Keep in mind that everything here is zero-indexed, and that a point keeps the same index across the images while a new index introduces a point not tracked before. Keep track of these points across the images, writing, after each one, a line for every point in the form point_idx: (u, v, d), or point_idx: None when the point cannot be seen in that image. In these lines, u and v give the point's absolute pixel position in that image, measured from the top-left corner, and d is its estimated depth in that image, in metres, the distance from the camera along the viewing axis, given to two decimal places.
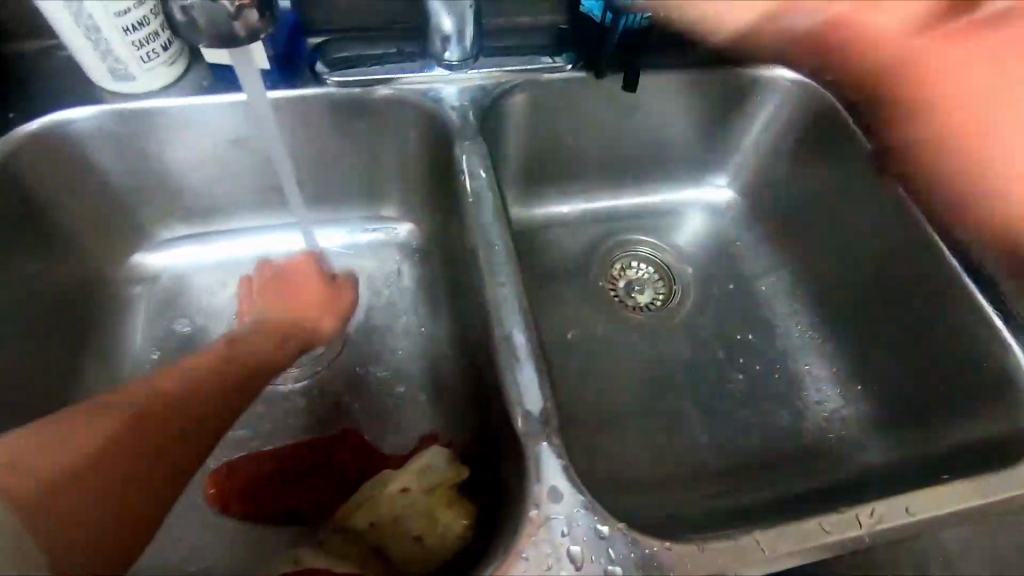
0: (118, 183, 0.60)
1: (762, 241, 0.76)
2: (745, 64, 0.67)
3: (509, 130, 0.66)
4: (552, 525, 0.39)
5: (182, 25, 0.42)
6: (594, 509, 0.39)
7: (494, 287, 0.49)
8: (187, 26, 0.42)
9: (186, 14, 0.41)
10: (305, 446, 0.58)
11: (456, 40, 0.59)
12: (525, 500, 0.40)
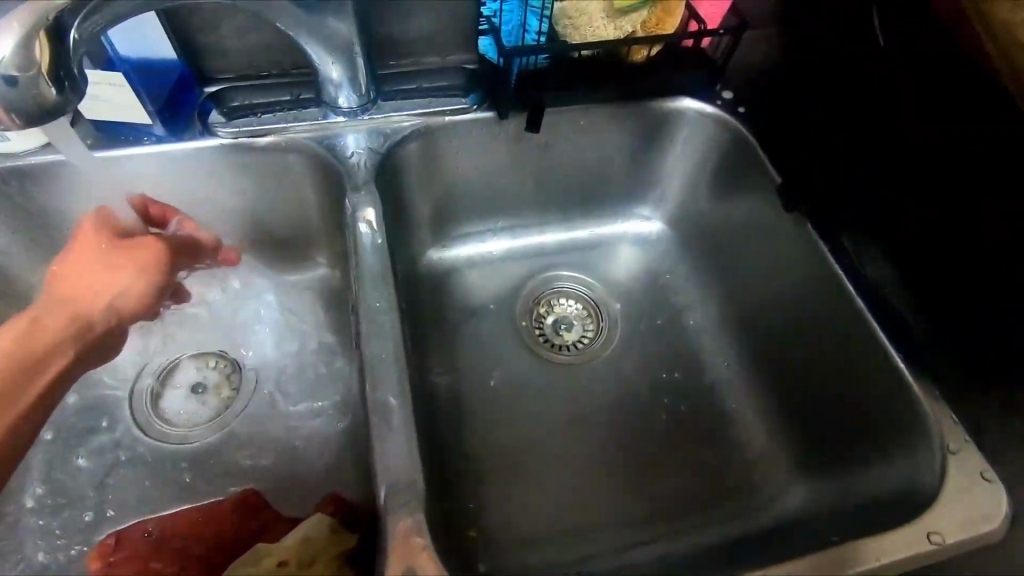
0: (8, 242, 0.58)
1: (689, 273, 0.74)
2: (657, 98, 0.66)
3: (415, 173, 0.65)
4: None
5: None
6: None
7: (374, 347, 0.47)
8: None
9: None
10: (199, 512, 0.56)
11: (348, 86, 0.58)
12: None
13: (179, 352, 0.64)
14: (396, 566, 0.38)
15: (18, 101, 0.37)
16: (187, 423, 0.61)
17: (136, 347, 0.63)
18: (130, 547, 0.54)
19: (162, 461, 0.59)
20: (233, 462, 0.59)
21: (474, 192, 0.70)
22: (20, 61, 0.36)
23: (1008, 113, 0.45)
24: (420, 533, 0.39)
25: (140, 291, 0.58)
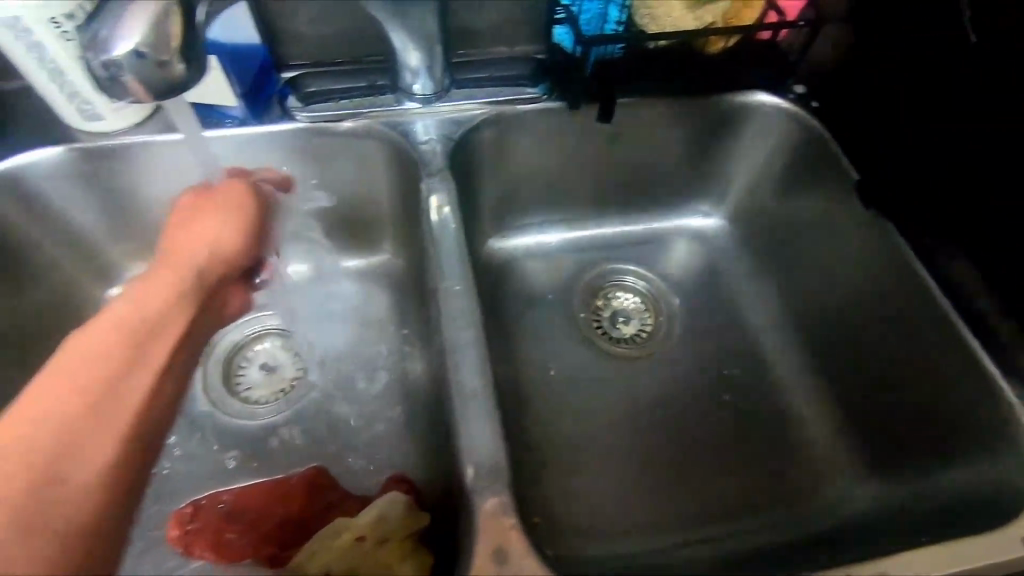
0: (91, 221, 0.60)
1: (749, 270, 0.73)
2: (729, 91, 0.65)
3: (483, 162, 0.65)
4: None
5: (107, 83, 0.38)
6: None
7: (454, 330, 0.48)
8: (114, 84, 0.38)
9: (110, 73, 0.37)
10: (269, 489, 0.56)
11: (424, 73, 0.59)
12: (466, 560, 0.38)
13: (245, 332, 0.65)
14: (487, 546, 0.38)
15: (153, 79, 0.38)
16: (258, 400, 0.62)
17: None
18: (207, 519, 0.55)
19: (232, 439, 0.60)
20: (300, 443, 0.60)
21: (537, 183, 0.70)
22: (154, 40, 0.37)
23: (1006, 114, 0.49)
24: (509, 512, 0.40)
25: (236, 230, 0.53)
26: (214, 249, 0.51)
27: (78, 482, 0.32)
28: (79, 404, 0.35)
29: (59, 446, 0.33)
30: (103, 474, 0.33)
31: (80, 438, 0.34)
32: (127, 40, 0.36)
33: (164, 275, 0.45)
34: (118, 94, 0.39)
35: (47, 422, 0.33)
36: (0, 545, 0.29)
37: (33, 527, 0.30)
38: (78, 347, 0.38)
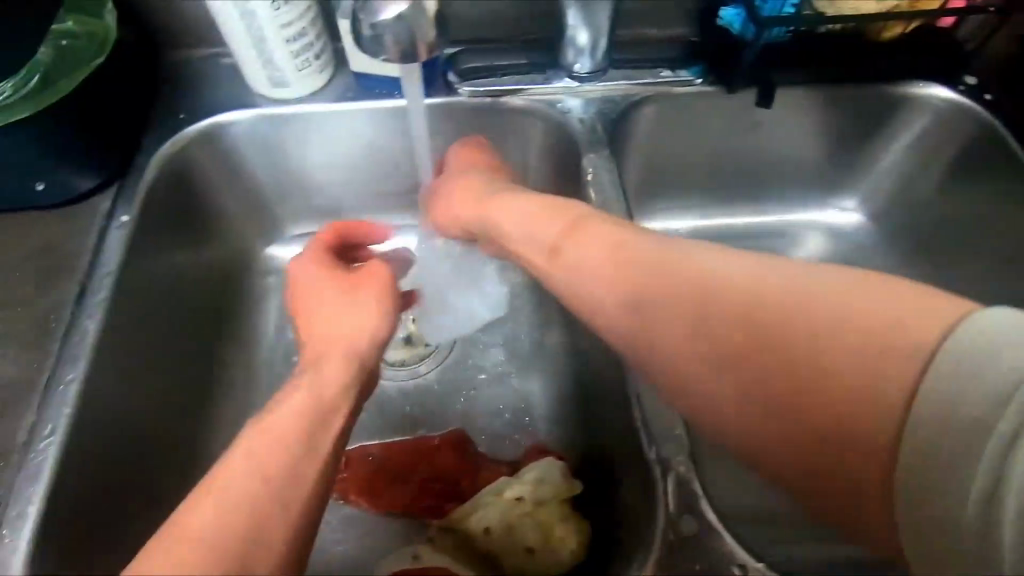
0: (262, 181, 0.63)
1: (896, 267, 0.70)
2: (895, 79, 0.62)
3: (633, 142, 0.65)
4: (690, 550, 0.40)
5: (366, 40, 0.38)
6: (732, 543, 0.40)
7: None
8: (374, 39, 0.37)
9: (376, 29, 0.37)
10: (415, 444, 0.59)
11: (589, 53, 0.60)
12: (656, 525, 0.41)
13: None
14: (675, 510, 0.41)
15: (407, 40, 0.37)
16: (394, 364, 0.64)
17: None
18: (360, 467, 0.57)
19: (377, 399, 0.62)
20: (443, 409, 0.61)
21: (676, 166, 0.68)
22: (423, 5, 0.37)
23: None
24: (695, 485, 0.42)
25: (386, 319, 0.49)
26: (366, 331, 0.47)
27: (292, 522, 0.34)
28: (289, 443, 0.36)
29: (288, 480, 0.35)
30: (310, 504, 0.35)
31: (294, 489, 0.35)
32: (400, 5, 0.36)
33: (342, 365, 0.44)
34: (371, 55, 0.39)
35: (277, 453, 0.35)
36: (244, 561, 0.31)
37: (258, 536, 0.32)
38: (293, 399, 0.39)
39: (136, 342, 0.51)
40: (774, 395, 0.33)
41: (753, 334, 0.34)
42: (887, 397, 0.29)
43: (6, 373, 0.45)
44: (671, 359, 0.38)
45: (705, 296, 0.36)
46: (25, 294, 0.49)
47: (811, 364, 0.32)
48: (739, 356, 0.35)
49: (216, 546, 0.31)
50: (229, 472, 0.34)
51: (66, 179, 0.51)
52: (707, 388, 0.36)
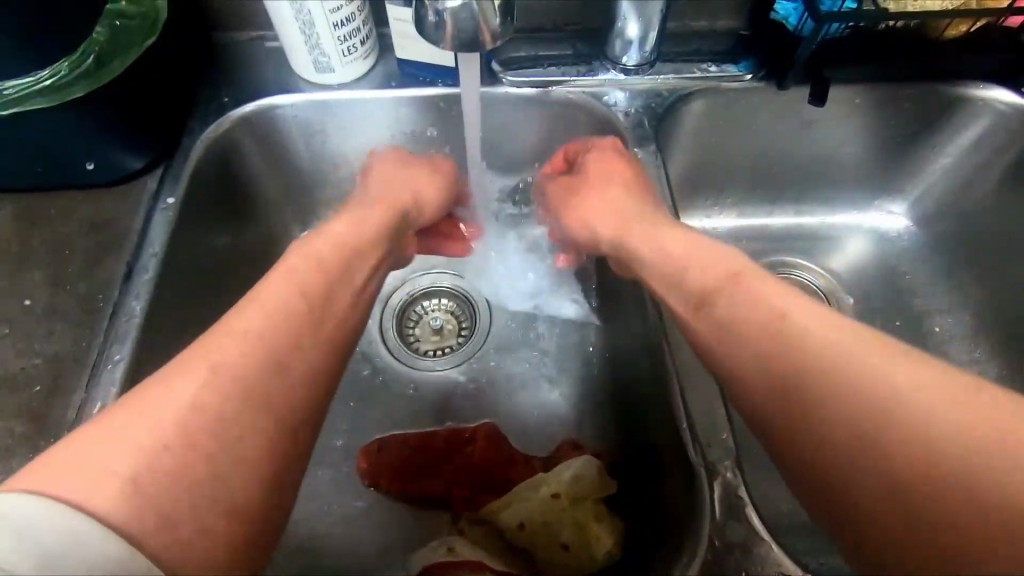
0: (302, 167, 0.63)
1: (940, 274, 0.68)
2: (951, 80, 0.60)
3: (678, 137, 0.63)
4: (734, 554, 0.41)
5: (429, 26, 0.36)
6: (777, 550, 0.41)
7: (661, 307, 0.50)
8: (436, 24, 0.36)
9: (439, 12, 0.35)
10: (449, 435, 0.58)
11: (637, 45, 0.58)
12: (701, 529, 0.41)
13: (413, 288, 0.67)
14: (722, 516, 0.42)
15: (472, 30, 0.35)
16: (428, 353, 0.64)
17: (388, 283, 0.67)
18: (393, 454, 0.57)
19: (408, 386, 0.62)
20: (475, 398, 0.61)
21: (721, 163, 0.67)
22: None
23: None
24: (740, 494, 0.42)
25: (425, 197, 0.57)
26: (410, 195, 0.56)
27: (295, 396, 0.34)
28: (294, 323, 0.36)
29: (283, 346, 0.35)
30: (303, 400, 0.35)
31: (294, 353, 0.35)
32: None
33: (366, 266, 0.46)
34: (430, 41, 0.37)
35: (274, 321, 0.36)
36: (250, 414, 0.32)
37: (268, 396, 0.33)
38: (287, 276, 0.39)
39: (179, 322, 0.51)
40: (898, 485, 0.31)
41: (904, 424, 0.32)
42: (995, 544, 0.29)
43: (58, 350, 0.46)
44: (800, 404, 0.35)
45: (819, 368, 0.35)
46: (76, 272, 0.50)
47: (966, 476, 0.30)
48: (837, 442, 0.33)
49: (218, 396, 0.31)
50: (227, 330, 0.34)
51: (114, 159, 0.51)
52: (834, 448, 0.33)
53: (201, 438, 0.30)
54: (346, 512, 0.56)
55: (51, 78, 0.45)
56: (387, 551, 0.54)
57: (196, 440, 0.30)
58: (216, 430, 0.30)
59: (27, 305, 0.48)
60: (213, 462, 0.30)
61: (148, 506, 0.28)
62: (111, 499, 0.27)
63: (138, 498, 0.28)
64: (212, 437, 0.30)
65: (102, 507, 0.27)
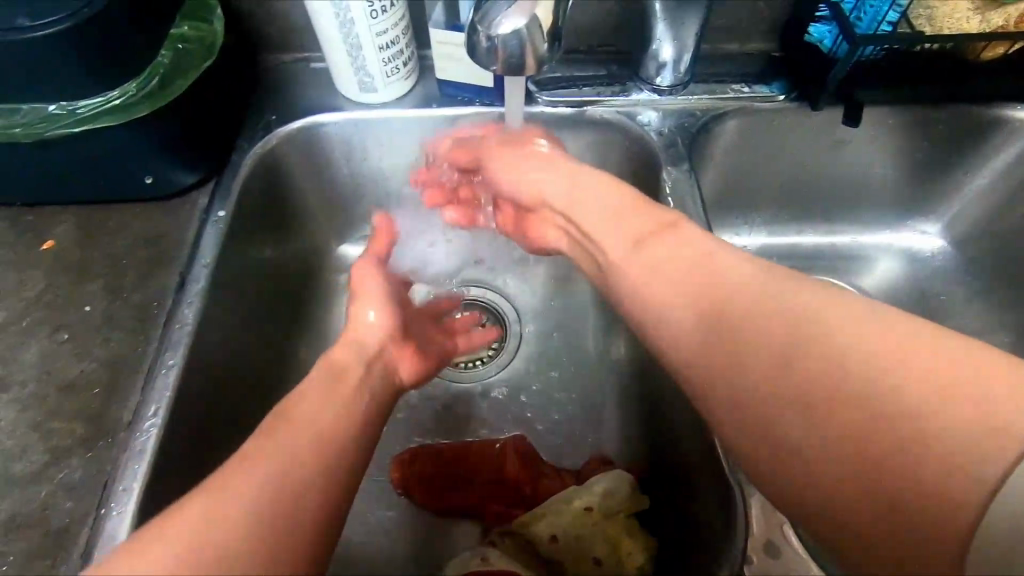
0: (342, 182, 0.65)
1: (975, 295, 0.67)
2: (986, 102, 0.60)
3: (710, 156, 0.64)
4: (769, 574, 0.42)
5: (481, 51, 0.37)
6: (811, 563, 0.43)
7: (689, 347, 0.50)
8: (487, 49, 0.37)
9: (490, 38, 0.36)
10: (480, 448, 0.58)
11: (671, 67, 0.60)
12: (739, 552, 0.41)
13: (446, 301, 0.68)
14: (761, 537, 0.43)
15: (519, 56, 0.37)
16: (458, 365, 0.65)
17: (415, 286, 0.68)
18: (424, 466, 0.58)
19: (439, 398, 0.63)
20: (506, 411, 0.62)
21: (752, 182, 0.67)
22: (540, 15, 0.36)
23: None
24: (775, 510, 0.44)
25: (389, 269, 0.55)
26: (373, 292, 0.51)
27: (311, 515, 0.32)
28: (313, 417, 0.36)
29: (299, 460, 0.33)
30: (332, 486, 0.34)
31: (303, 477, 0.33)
32: (520, 16, 0.36)
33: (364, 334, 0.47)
34: (481, 65, 0.38)
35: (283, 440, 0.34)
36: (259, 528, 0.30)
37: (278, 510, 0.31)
38: (309, 394, 0.38)
39: (225, 331, 0.53)
40: (814, 394, 0.31)
41: (832, 383, 0.30)
42: (911, 439, 0.27)
43: (114, 355, 0.48)
44: (717, 327, 0.36)
45: (737, 306, 0.36)
46: (132, 281, 0.52)
47: (890, 384, 0.29)
48: (764, 384, 0.33)
49: (227, 513, 0.29)
50: (230, 463, 0.32)
51: (170, 174, 0.53)
52: (753, 386, 0.34)
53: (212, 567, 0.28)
54: (378, 521, 0.56)
55: (121, 98, 0.47)
56: (418, 560, 0.55)
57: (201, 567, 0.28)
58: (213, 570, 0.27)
59: (87, 313, 0.50)
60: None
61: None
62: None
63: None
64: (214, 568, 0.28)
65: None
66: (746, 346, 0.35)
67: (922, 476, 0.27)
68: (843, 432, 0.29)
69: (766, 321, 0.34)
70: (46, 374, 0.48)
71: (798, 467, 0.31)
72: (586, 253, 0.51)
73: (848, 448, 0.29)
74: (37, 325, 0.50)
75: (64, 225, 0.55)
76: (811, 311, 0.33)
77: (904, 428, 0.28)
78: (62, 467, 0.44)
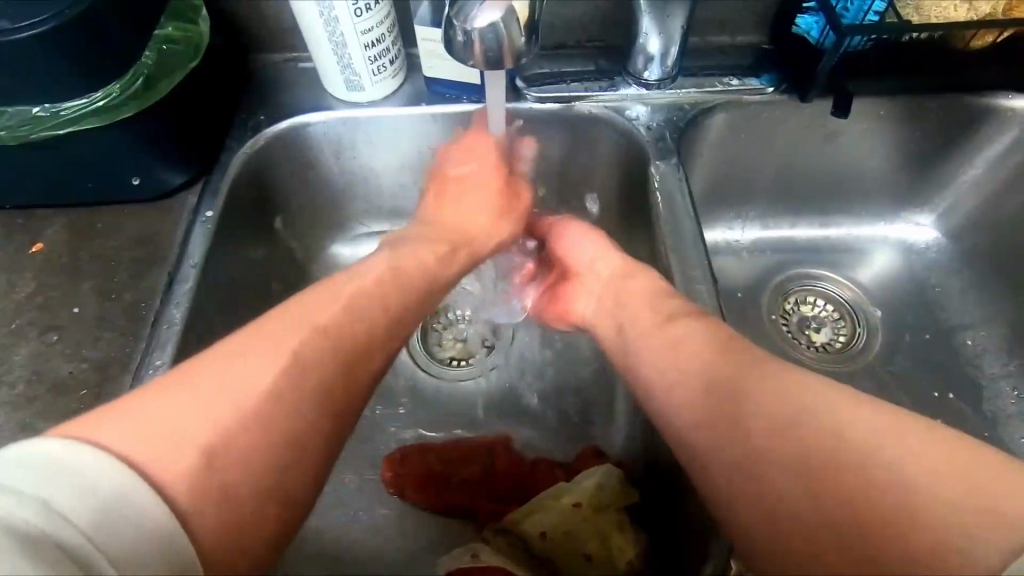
0: (332, 181, 0.65)
1: (970, 286, 0.67)
2: (977, 92, 0.60)
3: (700, 150, 0.64)
4: None
5: (457, 46, 0.38)
6: None
7: None
8: (464, 44, 0.37)
9: (468, 32, 0.36)
10: (469, 445, 0.58)
11: (659, 60, 0.59)
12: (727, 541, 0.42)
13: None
14: None
15: (497, 49, 0.37)
16: (450, 364, 0.64)
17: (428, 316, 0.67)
18: (416, 465, 0.58)
19: (431, 396, 0.63)
20: (498, 408, 0.62)
21: (745, 176, 0.67)
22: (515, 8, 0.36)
23: None
24: None
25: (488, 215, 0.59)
26: (477, 223, 0.58)
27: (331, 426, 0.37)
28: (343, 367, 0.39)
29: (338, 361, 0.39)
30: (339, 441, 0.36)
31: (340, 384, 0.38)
32: (495, 10, 0.36)
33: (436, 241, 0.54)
34: (458, 60, 0.38)
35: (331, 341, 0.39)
36: (299, 414, 0.35)
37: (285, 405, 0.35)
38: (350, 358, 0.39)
39: (216, 330, 0.53)
40: (804, 453, 0.34)
41: (830, 448, 0.33)
42: (915, 512, 0.30)
43: (104, 355, 0.49)
44: (723, 374, 0.40)
45: (744, 367, 0.39)
46: (122, 282, 0.52)
47: (891, 466, 0.32)
48: (750, 435, 0.36)
49: (281, 387, 0.35)
50: (240, 343, 0.37)
51: (159, 174, 0.54)
52: (749, 436, 0.36)
53: (261, 423, 0.34)
54: (371, 519, 0.56)
55: (104, 99, 0.47)
56: (410, 556, 0.55)
57: (244, 420, 0.33)
58: (258, 426, 0.33)
59: (77, 313, 0.51)
60: (256, 455, 0.33)
61: (194, 471, 0.31)
62: (175, 458, 0.30)
63: (199, 461, 0.31)
64: (260, 429, 0.33)
65: (159, 470, 0.30)
66: (748, 416, 0.37)
67: (913, 541, 0.30)
68: (836, 493, 0.32)
69: (768, 388, 0.37)
70: (36, 375, 0.48)
71: (785, 522, 0.33)
72: (611, 319, 0.52)
73: (839, 511, 0.32)
74: (27, 326, 0.50)
75: (55, 227, 0.55)
76: (820, 387, 0.36)
77: (902, 494, 0.31)
78: None
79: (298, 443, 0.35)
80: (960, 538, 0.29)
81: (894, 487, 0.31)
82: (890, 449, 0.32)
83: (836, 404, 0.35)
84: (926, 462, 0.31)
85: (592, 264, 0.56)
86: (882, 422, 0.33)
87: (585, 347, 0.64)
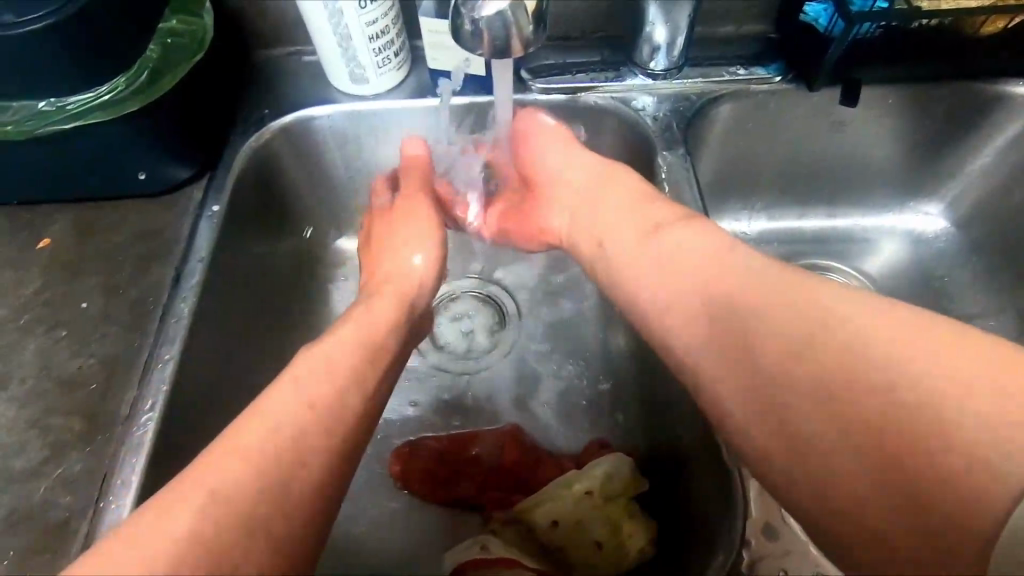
0: (336, 174, 0.65)
1: (979, 275, 0.66)
2: (987, 79, 0.59)
3: (707, 140, 0.63)
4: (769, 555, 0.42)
5: (465, 36, 0.37)
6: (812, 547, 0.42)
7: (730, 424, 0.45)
8: (471, 32, 0.37)
9: (476, 22, 0.36)
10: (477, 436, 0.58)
11: (665, 50, 0.59)
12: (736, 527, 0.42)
13: (446, 293, 0.68)
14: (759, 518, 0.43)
15: (504, 37, 0.37)
16: (456, 356, 0.64)
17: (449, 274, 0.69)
18: (424, 458, 0.57)
19: (438, 390, 0.63)
20: (505, 401, 0.62)
21: (752, 166, 0.66)
22: None
23: None
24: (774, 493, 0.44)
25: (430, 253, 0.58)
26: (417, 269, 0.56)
27: (321, 462, 0.36)
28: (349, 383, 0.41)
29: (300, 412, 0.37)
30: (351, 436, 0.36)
31: (311, 427, 0.37)
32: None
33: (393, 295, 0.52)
34: (465, 50, 0.38)
35: (299, 400, 0.38)
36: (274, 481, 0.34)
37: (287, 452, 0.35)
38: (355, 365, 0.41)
39: (223, 324, 0.53)
40: (824, 385, 0.34)
41: (852, 377, 0.33)
42: (942, 428, 0.30)
43: (111, 350, 0.49)
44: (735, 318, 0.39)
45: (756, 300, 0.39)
46: (129, 277, 0.52)
47: (912, 384, 0.32)
48: (773, 376, 0.36)
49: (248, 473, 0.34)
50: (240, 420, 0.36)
51: (164, 169, 0.54)
52: (770, 376, 0.36)
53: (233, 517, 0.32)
54: (379, 513, 0.57)
55: (110, 93, 0.47)
56: (418, 548, 0.55)
57: (213, 518, 0.31)
58: (233, 509, 0.32)
59: (84, 309, 0.51)
60: (263, 510, 0.33)
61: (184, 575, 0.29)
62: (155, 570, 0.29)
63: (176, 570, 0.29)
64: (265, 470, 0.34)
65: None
66: (768, 356, 0.37)
67: (942, 458, 0.30)
68: (859, 423, 0.32)
69: (782, 319, 0.37)
70: (44, 370, 0.48)
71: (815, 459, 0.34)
72: (589, 233, 0.54)
73: (863, 437, 0.32)
74: (34, 322, 0.50)
75: (61, 223, 0.55)
76: (833, 307, 0.36)
77: (926, 412, 0.31)
78: (61, 462, 0.44)
79: (308, 478, 0.35)
80: (989, 450, 0.29)
81: (919, 404, 0.31)
82: (910, 364, 0.32)
83: (850, 326, 0.35)
84: (948, 376, 0.31)
85: (569, 174, 0.57)
86: (900, 338, 0.33)
87: (592, 338, 0.64)
